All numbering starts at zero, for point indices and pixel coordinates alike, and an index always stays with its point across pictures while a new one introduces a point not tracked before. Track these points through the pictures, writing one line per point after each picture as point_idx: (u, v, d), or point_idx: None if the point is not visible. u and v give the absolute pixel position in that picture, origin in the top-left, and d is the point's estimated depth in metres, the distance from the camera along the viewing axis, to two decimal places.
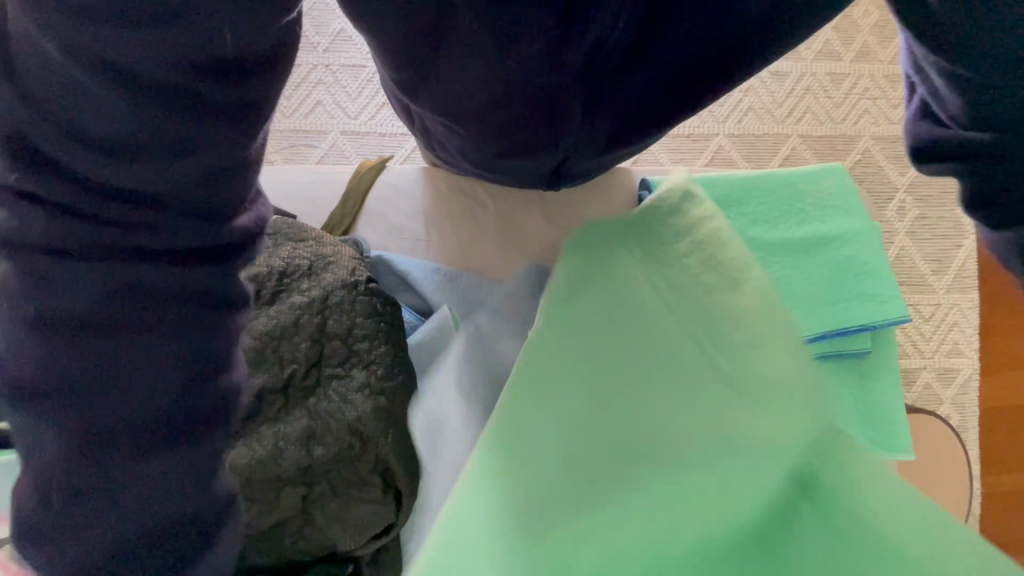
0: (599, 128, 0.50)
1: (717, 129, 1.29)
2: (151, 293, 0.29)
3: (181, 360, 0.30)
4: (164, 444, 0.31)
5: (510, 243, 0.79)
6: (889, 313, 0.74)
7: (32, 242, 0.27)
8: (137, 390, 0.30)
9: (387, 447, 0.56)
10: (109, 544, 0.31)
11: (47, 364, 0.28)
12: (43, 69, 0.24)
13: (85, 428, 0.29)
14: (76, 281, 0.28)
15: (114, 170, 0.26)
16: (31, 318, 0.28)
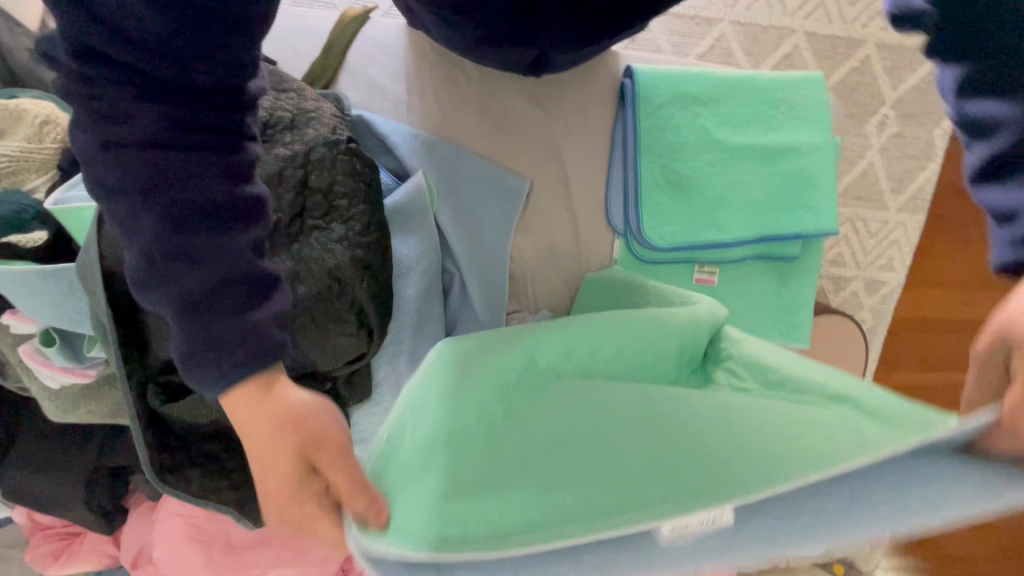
0: (574, 23, 0.58)
1: (722, 14, 1.23)
2: (184, 131, 0.37)
3: (216, 192, 0.38)
4: (211, 254, 0.38)
5: (490, 118, 0.80)
6: (822, 225, 0.82)
7: (95, 106, 0.36)
8: (188, 205, 0.37)
9: (362, 291, 0.64)
10: (202, 351, 0.38)
11: (118, 193, 0.37)
12: None
13: (150, 214, 0.37)
14: (138, 121, 0.36)
15: (134, 35, 0.35)
16: (105, 159, 0.37)
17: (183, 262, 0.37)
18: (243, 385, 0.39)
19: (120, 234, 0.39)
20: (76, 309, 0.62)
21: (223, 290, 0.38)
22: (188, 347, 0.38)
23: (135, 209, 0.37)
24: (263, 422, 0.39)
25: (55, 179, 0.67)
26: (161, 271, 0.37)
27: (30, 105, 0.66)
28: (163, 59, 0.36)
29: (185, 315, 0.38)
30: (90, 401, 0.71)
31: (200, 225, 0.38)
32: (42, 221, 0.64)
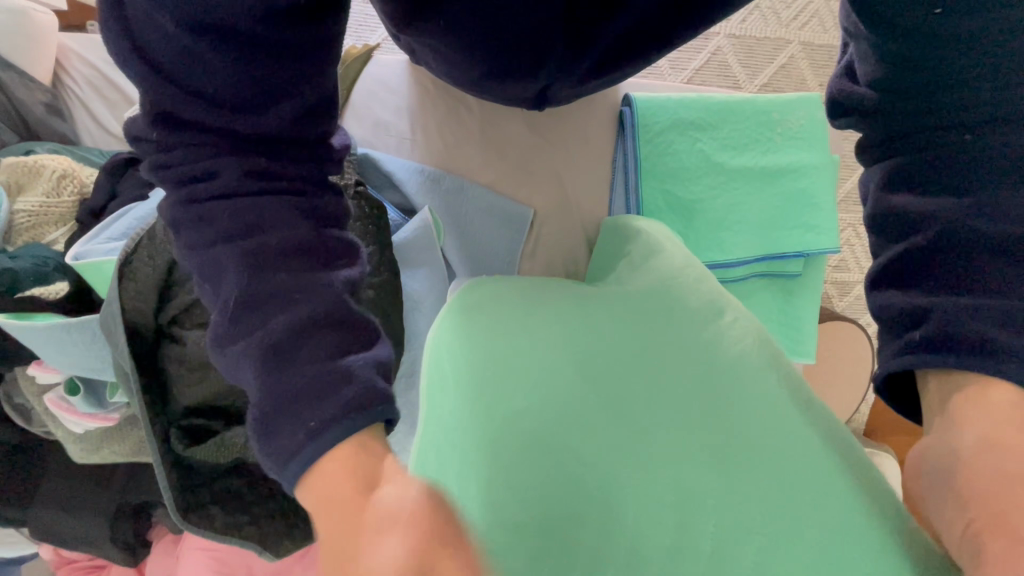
0: (578, 66, 0.60)
1: (718, 28, 1.24)
2: (264, 178, 0.34)
3: (294, 235, 0.34)
4: (295, 297, 0.32)
5: (493, 148, 0.81)
6: (823, 243, 0.83)
7: (178, 171, 0.34)
8: (275, 240, 0.33)
9: (375, 330, 0.66)
10: (284, 414, 0.30)
11: (203, 244, 0.34)
12: (150, 41, 0.32)
13: (236, 272, 0.33)
14: (220, 171, 0.34)
15: (201, 102, 0.33)
16: (186, 217, 0.34)
17: (266, 311, 0.32)
18: (336, 445, 0.30)
19: (207, 295, 0.35)
20: (99, 359, 0.64)
21: (315, 342, 0.32)
22: (264, 411, 0.31)
23: (225, 265, 0.33)
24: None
25: (72, 231, 0.69)
26: (244, 321, 0.32)
27: (48, 160, 0.68)
28: (240, 119, 0.33)
29: (272, 363, 0.31)
30: (114, 442, 0.73)
31: (287, 273, 0.33)
32: (63, 272, 0.66)
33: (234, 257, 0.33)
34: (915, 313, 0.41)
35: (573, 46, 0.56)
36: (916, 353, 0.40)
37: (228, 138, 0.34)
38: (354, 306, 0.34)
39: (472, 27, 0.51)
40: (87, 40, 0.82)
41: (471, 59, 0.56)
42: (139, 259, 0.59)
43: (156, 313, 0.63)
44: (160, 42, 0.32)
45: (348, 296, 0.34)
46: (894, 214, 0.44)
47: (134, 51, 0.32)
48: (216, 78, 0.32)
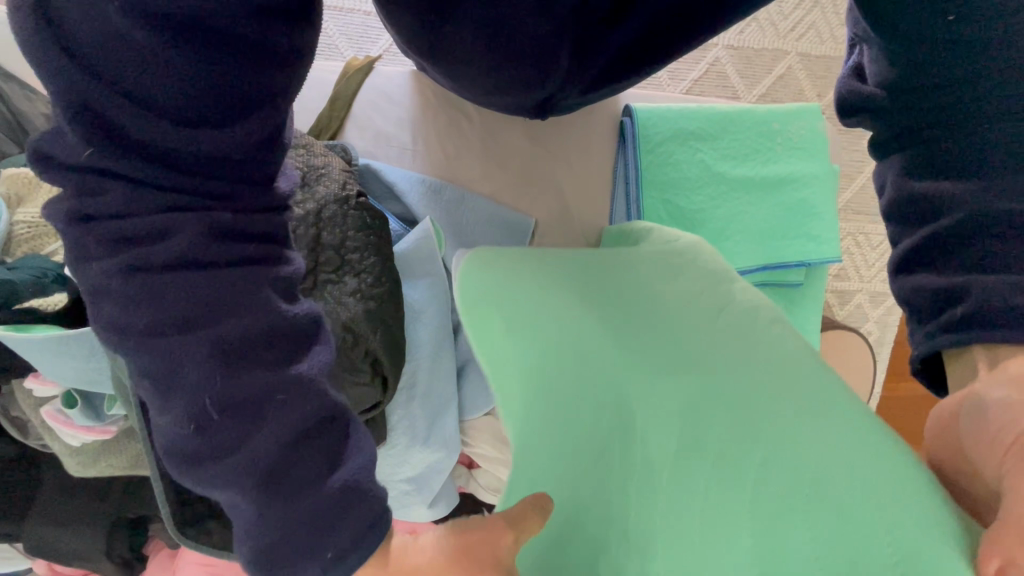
0: (581, 78, 0.60)
1: (717, 39, 1.26)
2: (219, 240, 0.33)
3: (254, 322, 0.33)
4: (267, 411, 0.33)
5: (494, 158, 0.81)
6: (824, 253, 0.83)
7: (115, 218, 0.31)
8: (238, 334, 0.33)
9: (375, 342, 0.65)
10: (279, 545, 0.34)
11: (151, 329, 0.32)
12: (83, 44, 0.28)
13: (189, 354, 0.32)
14: (169, 231, 0.32)
15: (150, 122, 0.30)
16: (127, 283, 0.32)
17: (240, 435, 0.33)
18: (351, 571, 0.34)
19: (152, 385, 0.33)
20: (97, 370, 0.63)
21: (296, 455, 0.34)
22: (257, 550, 0.34)
23: (179, 353, 0.32)
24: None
25: None
26: (216, 442, 0.33)
27: None
28: (190, 177, 0.31)
29: (253, 498, 0.33)
30: (112, 455, 0.72)
31: (255, 376, 0.33)
32: (62, 282, 0.66)
33: (195, 362, 0.32)
34: (946, 295, 0.41)
35: (578, 57, 0.57)
36: (949, 333, 0.40)
37: (179, 188, 0.32)
38: (318, 396, 0.35)
39: (479, 33, 0.51)
40: None
41: (477, 69, 0.57)
42: None
43: None
44: (91, 69, 0.28)
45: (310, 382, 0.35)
46: (913, 202, 0.44)
47: (56, 77, 0.29)
48: (160, 126, 0.30)
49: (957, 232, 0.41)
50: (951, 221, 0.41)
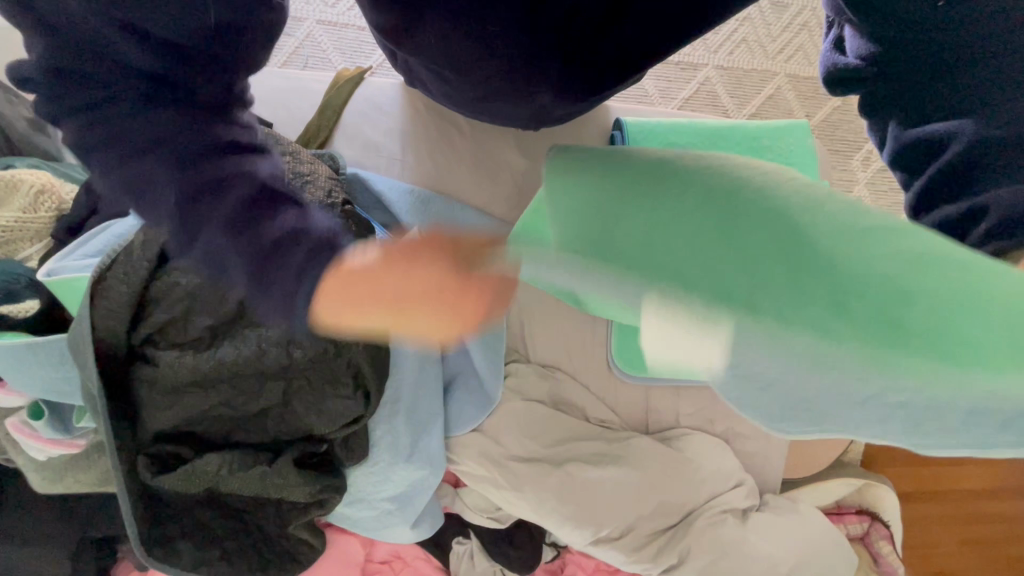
0: (572, 89, 0.60)
1: (707, 59, 1.28)
2: (167, 101, 0.35)
3: (208, 147, 0.36)
4: (227, 189, 0.36)
5: (483, 169, 0.81)
6: None
7: (73, 102, 0.35)
8: (192, 146, 0.36)
9: (358, 354, 0.64)
10: (273, 276, 0.39)
11: (117, 165, 0.36)
12: None
13: (193, 227, 0.36)
14: (117, 94, 0.35)
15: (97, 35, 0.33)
16: (91, 136, 0.35)
17: (210, 203, 0.36)
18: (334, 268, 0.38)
19: (138, 202, 0.37)
20: (67, 380, 0.61)
21: (274, 223, 0.38)
22: (254, 281, 0.39)
23: (191, 223, 0.37)
24: (350, 306, 0.38)
25: (49, 247, 0.67)
26: (191, 219, 0.37)
27: (26, 174, 0.65)
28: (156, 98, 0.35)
29: (238, 248, 0.38)
30: (78, 471, 0.69)
31: (209, 172, 0.36)
32: (34, 290, 0.63)
33: (164, 167, 0.36)
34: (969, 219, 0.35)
35: (565, 70, 0.57)
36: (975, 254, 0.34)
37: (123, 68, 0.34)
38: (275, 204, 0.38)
39: (461, 48, 0.51)
40: None
41: (468, 77, 0.55)
42: (113, 276, 0.57)
43: (130, 332, 0.59)
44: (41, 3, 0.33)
45: (263, 187, 0.38)
46: (920, 145, 0.39)
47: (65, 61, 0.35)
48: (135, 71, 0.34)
49: (970, 159, 0.36)
50: (964, 143, 0.36)
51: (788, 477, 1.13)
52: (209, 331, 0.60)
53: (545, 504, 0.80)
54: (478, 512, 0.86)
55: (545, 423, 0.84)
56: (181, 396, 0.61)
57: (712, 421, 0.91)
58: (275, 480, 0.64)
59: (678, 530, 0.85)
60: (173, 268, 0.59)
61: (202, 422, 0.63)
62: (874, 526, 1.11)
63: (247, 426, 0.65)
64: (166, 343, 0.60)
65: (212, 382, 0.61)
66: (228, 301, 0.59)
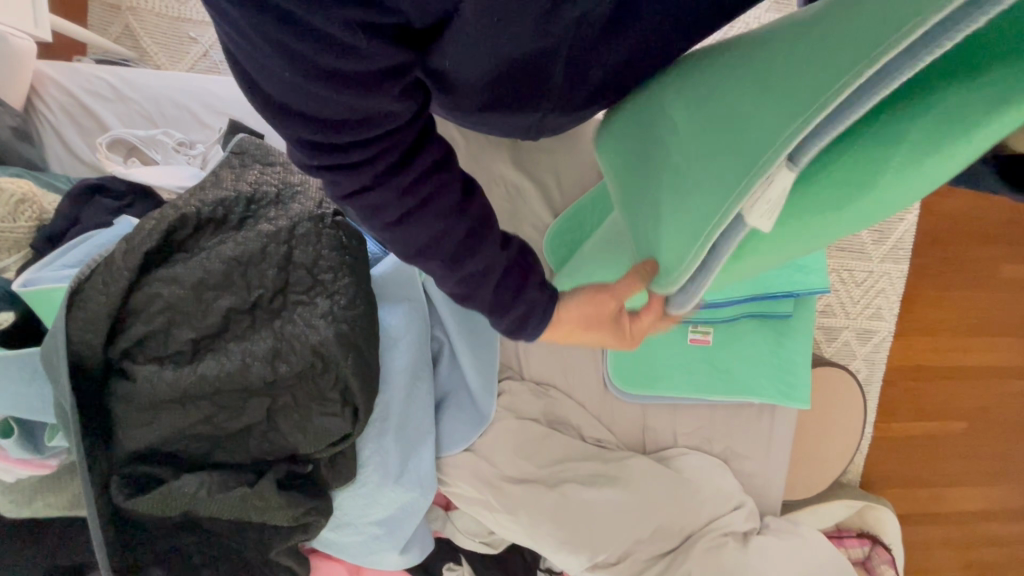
0: (575, 99, 0.58)
1: None
2: (439, 190, 0.33)
3: (484, 226, 0.36)
4: (481, 255, 0.36)
5: (478, 184, 0.80)
6: (813, 283, 0.81)
7: (358, 201, 0.31)
8: (456, 234, 0.35)
9: (345, 369, 0.61)
10: (519, 323, 0.41)
11: (411, 254, 0.35)
12: (268, 77, 0.24)
13: (479, 265, 0.36)
14: (387, 201, 0.31)
15: (359, 133, 0.27)
16: (385, 234, 0.33)
17: (483, 278, 0.37)
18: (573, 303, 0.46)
19: (434, 274, 0.37)
20: (39, 397, 0.58)
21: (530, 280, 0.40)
22: (503, 327, 0.41)
23: (485, 264, 0.37)
24: (571, 330, 0.48)
25: (28, 258, 0.65)
26: (472, 288, 0.37)
27: (6, 182, 0.62)
28: (408, 112, 0.28)
29: (516, 317, 0.40)
30: (48, 493, 0.65)
31: (473, 239, 0.36)
32: (9, 301, 0.60)
33: (447, 263, 0.36)
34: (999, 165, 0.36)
35: (570, 80, 0.54)
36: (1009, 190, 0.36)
37: (389, 167, 0.30)
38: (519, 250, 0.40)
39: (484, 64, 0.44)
40: (67, 69, 0.81)
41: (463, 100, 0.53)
42: (91, 287, 0.54)
43: (107, 345, 0.56)
44: (284, 103, 0.25)
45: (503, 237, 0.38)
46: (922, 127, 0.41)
47: (279, 99, 0.25)
48: (381, 77, 0.25)
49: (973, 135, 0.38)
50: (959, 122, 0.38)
51: (788, 498, 1.10)
52: (190, 344, 0.58)
53: (540, 527, 0.77)
54: (470, 537, 0.83)
55: (539, 442, 0.81)
56: (158, 413, 0.58)
57: (711, 439, 0.89)
58: (256, 503, 0.61)
59: (678, 554, 0.82)
60: (154, 280, 0.57)
61: (181, 441, 0.60)
62: (875, 549, 1.08)
63: (228, 445, 0.62)
64: (144, 357, 0.58)
65: (192, 398, 0.58)
66: (214, 311, 0.58)
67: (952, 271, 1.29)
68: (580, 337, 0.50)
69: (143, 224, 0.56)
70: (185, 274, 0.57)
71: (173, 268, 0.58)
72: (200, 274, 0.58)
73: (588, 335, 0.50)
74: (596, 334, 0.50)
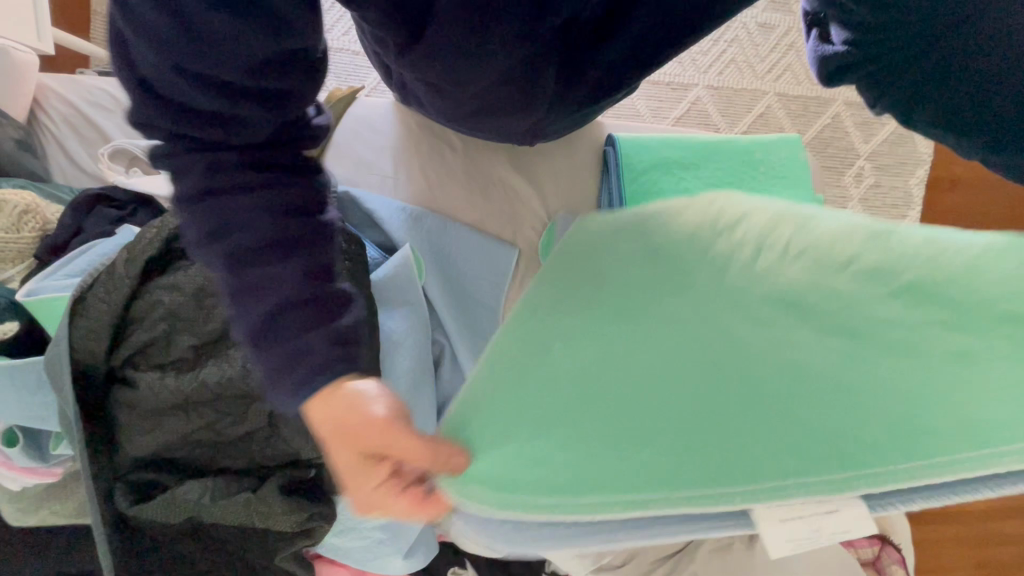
0: (570, 100, 0.59)
1: (696, 79, 1.29)
2: (242, 187, 0.33)
3: (291, 253, 0.33)
4: (272, 269, 0.33)
5: (478, 188, 0.81)
6: None
7: (172, 167, 0.33)
8: (251, 234, 0.33)
9: None
10: (282, 374, 0.33)
11: (202, 241, 0.34)
12: (136, 54, 0.29)
13: (285, 277, 0.33)
14: (192, 170, 0.33)
15: (186, 106, 0.31)
16: (187, 209, 0.34)
17: (260, 291, 0.33)
18: (323, 392, 0.32)
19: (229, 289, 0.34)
20: (42, 406, 0.58)
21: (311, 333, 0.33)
22: (267, 372, 0.34)
23: (261, 279, 0.33)
24: (326, 414, 0.32)
25: (30, 268, 0.65)
26: (257, 312, 0.33)
27: (10, 194, 0.63)
28: (256, 119, 0.32)
29: (282, 361, 0.33)
30: (56, 501, 0.66)
31: (273, 258, 0.33)
32: (13, 311, 0.60)
33: (231, 264, 0.33)
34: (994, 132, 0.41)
35: (564, 80, 0.56)
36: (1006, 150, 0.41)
37: (203, 148, 0.32)
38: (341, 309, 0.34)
39: (461, 57, 0.48)
40: (69, 81, 0.82)
41: (458, 97, 0.55)
42: (92, 296, 0.55)
43: (110, 352, 0.57)
44: (147, 81, 0.30)
45: (321, 275, 0.34)
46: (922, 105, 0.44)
47: (159, 79, 0.30)
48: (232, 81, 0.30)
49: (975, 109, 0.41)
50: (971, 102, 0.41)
51: None
52: (192, 351, 0.58)
53: None
54: None
55: None
56: (160, 419, 0.58)
57: None
58: (259, 508, 0.61)
59: (683, 555, 0.82)
60: (154, 288, 0.57)
61: (183, 447, 0.61)
62: (885, 549, 1.07)
63: (229, 451, 0.62)
64: (146, 364, 0.58)
65: (193, 405, 0.58)
66: (214, 317, 0.58)
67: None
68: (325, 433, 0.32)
69: (144, 233, 0.56)
70: (185, 281, 0.57)
71: (173, 275, 0.58)
72: (200, 281, 0.57)
73: (336, 446, 0.32)
74: (352, 461, 0.32)
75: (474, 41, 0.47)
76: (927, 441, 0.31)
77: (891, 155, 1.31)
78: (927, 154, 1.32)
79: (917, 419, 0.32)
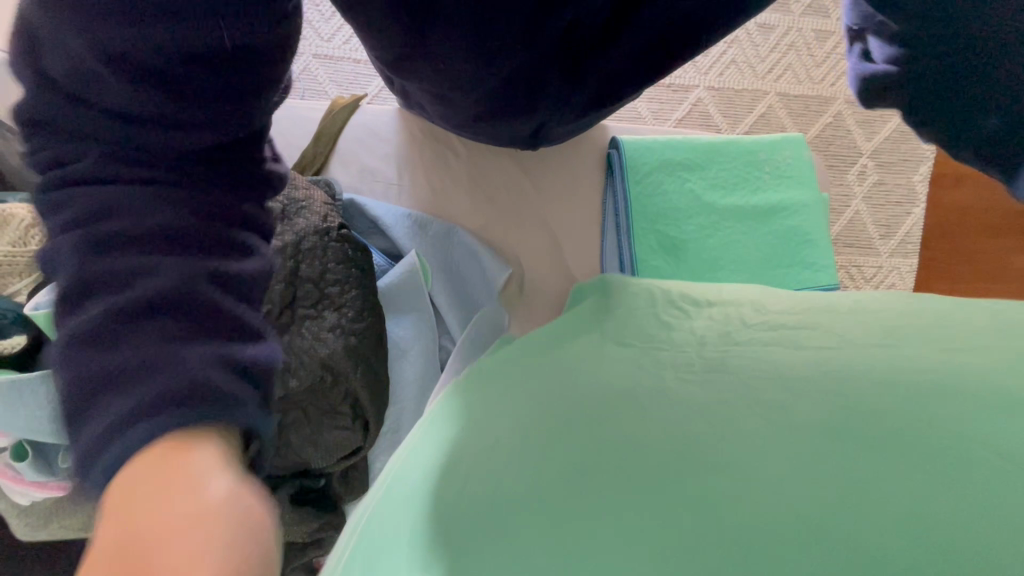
0: (574, 104, 0.59)
1: (697, 80, 1.29)
2: (129, 182, 0.35)
3: (169, 257, 0.34)
4: (150, 262, 0.34)
5: (481, 193, 0.81)
6: (822, 280, 0.81)
7: (54, 152, 0.35)
8: (141, 229, 0.34)
9: (356, 381, 0.62)
10: (105, 384, 0.32)
11: (65, 227, 0.34)
12: (50, 40, 0.34)
13: (150, 273, 0.34)
14: (86, 159, 0.35)
15: (92, 91, 0.34)
16: (58, 193, 0.35)
17: (128, 283, 0.33)
18: (149, 446, 0.31)
19: (80, 288, 0.34)
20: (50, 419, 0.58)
21: (173, 346, 0.33)
22: (81, 380, 0.33)
23: (133, 275, 0.33)
24: (152, 484, 0.29)
25: (37, 281, 0.65)
26: (116, 310, 0.33)
27: (16, 209, 0.63)
28: (161, 119, 0.35)
29: (111, 368, 0.32)
30: (62, 516, 0.65)
31: (148, 257, 0.34)
32: (21, 324, 0.62)
33: (100, 256, 0.34)
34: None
35: (568, 85, 0.56)
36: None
37: (100, 138, 0.35)
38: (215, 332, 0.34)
39: (465, 64, 0.49)
40: None
41: (461, 101, 0.56)
42: None
43: None
44: (47, 69, 0.34)
45: (201, 286, 0.35)
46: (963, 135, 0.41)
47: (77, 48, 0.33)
48: (150, 78, 0.33)
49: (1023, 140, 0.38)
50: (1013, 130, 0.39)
51: None
52: None
53: None
54: None
55: None
56: None
57: None
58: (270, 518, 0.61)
59: None
60: None
61: None
62: None
63: None
64: None
65: None
66: None
67: (959, 263, 1.33)
68: (146, 493, 0.29)
69: None
70: None
71: None
72: None
73: (138, 529, 0.27)
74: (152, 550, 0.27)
75: (478, 48, 0.47)
76: (873, 479, 0.38)
77: (892, 153, 1.31)
78: (931, 150, 1.32)
79: (845, 466, 0.39)
